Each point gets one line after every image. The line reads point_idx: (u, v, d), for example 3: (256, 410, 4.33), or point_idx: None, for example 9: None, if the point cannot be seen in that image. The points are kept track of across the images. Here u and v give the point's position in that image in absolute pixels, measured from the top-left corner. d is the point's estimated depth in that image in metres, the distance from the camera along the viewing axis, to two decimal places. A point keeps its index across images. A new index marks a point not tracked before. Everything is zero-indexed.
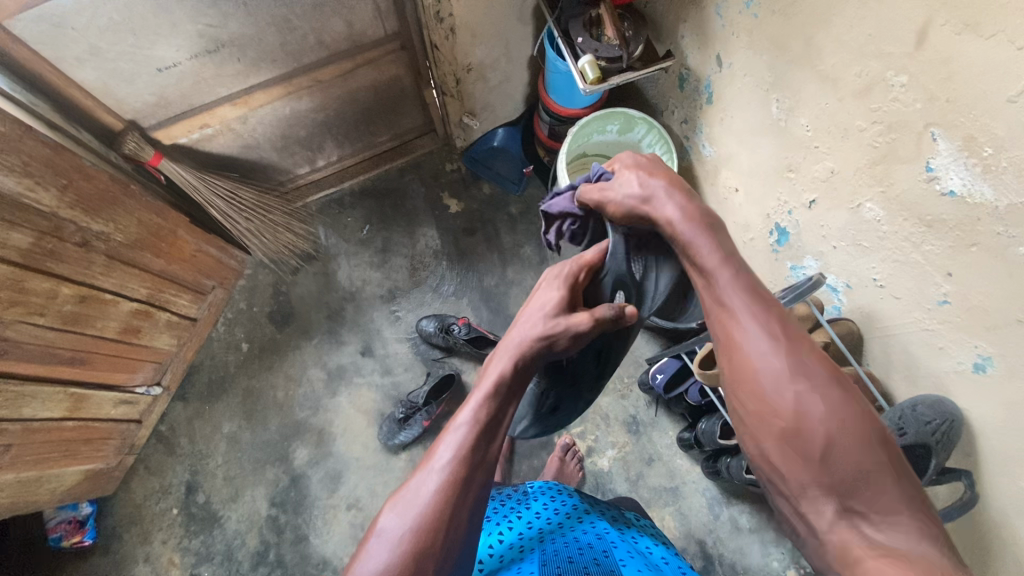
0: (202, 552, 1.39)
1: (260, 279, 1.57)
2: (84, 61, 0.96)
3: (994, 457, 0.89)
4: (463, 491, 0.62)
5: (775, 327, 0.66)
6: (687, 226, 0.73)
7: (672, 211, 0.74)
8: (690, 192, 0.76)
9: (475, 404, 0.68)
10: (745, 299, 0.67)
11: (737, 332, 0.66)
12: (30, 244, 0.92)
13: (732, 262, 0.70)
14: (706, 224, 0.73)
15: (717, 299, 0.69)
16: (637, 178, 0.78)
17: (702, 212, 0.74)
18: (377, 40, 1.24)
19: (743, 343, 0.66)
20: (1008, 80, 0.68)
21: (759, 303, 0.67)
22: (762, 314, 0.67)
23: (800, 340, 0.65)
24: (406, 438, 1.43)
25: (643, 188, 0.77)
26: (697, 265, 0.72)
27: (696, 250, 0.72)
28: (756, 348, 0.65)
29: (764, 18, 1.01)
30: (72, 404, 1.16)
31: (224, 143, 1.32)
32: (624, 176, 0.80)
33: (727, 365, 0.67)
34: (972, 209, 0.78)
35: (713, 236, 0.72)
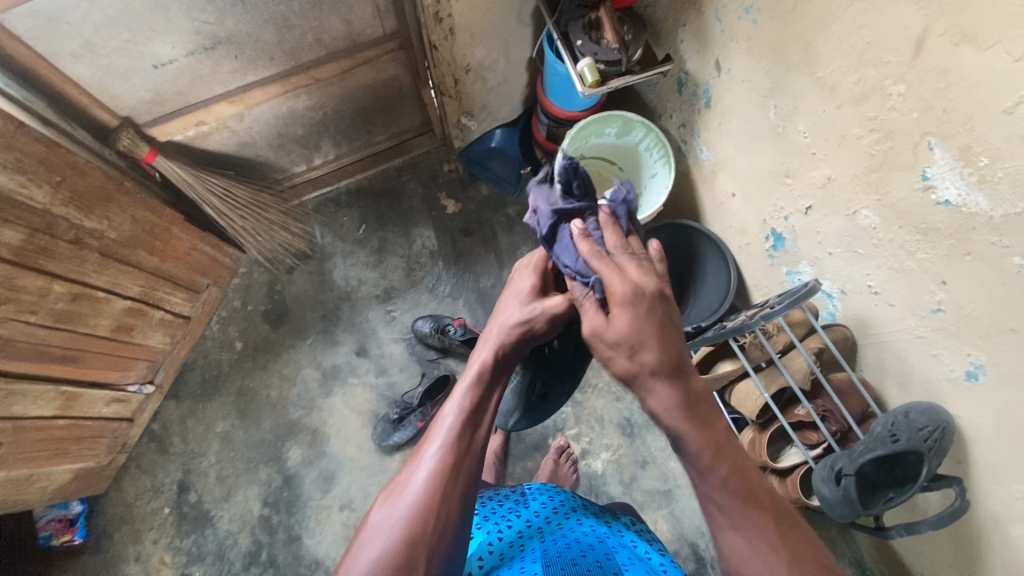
0: (194, 551, 1.38)
1: (255, 277, 1.56)
2: (79, 57, 0.95)
3: (984, 464, 0.90)
4: (452, 479, 0.62)
5: (771, 535, 0.58)
6: (675, 417, 0.63)
7: (658, 400, 0.64)
8: (682, 367, 0.65)
9: (460, 395, 0.68)
10: (737, 503, 0.59)
11: (732, 538, 0.58)
12: (22, 241, 0.91)
13: (723, 452, 0.61)
14: (690, 409, 0.63)
15: (709, 498, 0.61)
16: (625, 342, 0.65)
17: (687, 394, 0.64)
18: (375, 39, 1.24)
19: (742, 556, 0.58)
20: (1004, 91, 0.69)
21: (749, 502, 0.59)
22: (758, 521, 0.58)
23: (799, 544, 0.58)
24: (400, 439, 1.43)
25: (633, 359, 0.65)
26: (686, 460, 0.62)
27: (684, 443, 0.62)
28: (757, 566, 0.56)
29: (762, 24, 1.01)
30: (64, 402, 1.15)
31: (220, 141, 1.31)
32: (617, 327, 0.66)
33: (731, 572, 0.59)
34: (967, 219, 0.79)
35: (702, 427, 0.62)
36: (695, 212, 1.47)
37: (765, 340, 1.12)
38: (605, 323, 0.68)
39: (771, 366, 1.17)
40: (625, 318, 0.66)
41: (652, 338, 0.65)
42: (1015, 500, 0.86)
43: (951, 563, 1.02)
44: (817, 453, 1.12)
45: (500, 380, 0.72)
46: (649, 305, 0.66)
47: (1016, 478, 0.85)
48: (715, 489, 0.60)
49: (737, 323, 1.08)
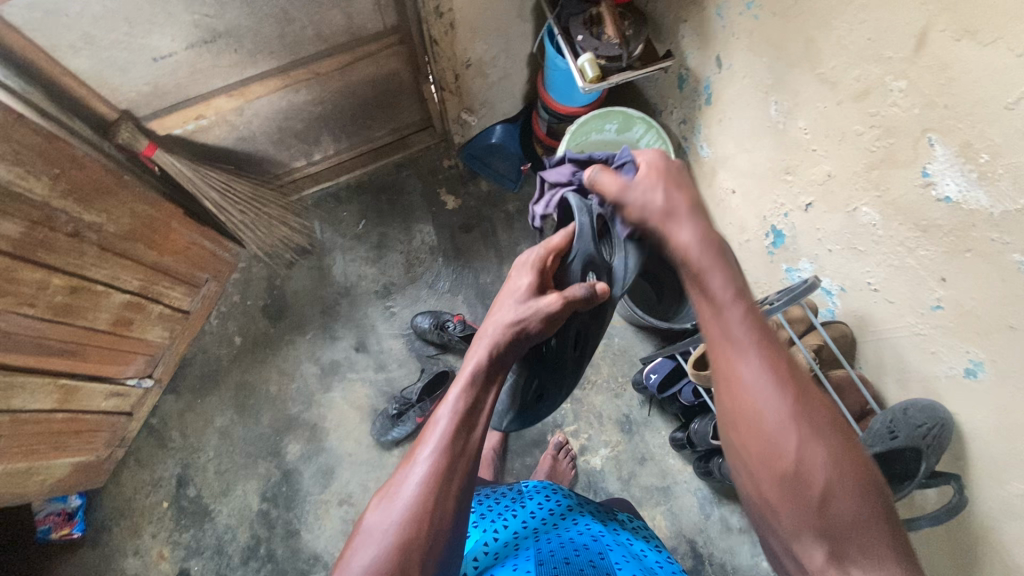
0: (193, 545, 1.38)
1: (254, 272, 1.56)
2: (79, 49, 0.95)
3: (982, 460, 0.90)
4: (446, 479, 0.62)
5: (781, 369, 0.64)
6: (701, 254, 0.70)
7: (686, 242, 0.71)
8: (712, 221, 0.73)
9: (454, 395, 0.69)
10: (753, 337, 0.65)
11: (743, 370, 0.64)
12: (21, 233, 0.91)
13: (742, 293, 0.67)
14: (719, 253, 0.70)
15: (724, 334, 0.66)
16: (658, 187, 0.75)
17: (715, 237, 0.71)
18: (376, 34, 1.23)
19: (749, 387, 0.63)
20: (1006, 87, 0.69)
21: (765, 339, 0.65)
22: (766, 350, 0.65)
23: (804, 383, 0.64)
24: (399, 434, 1.42)
25: (664, 203, 0.74)
26: (707, 299, 0.68)
27: (707, 286, 0.68)
28: (764, 397, 0.62)
29: (764, 20, 1.01)
30: (62, 396, 1.15)
31: (220, 135, 1.31)
32: (647, 177, 0.76)
33: (731, 403, 0.65)
34: (967, 215, 0.79)
35: (724, 268, 0.69)
36: None
37: None
38: (630, 181, 0.78)
39: None
40: (656, 170, 0.76)
41: (678, 184, 0.75)
42: (1013, 497, 0.86)
43: (948, 560, 1.03)
44: None
45: (495, 380, 0.73)
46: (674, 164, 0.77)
47: (1014, 475, 0.85)
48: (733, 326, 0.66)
49: None
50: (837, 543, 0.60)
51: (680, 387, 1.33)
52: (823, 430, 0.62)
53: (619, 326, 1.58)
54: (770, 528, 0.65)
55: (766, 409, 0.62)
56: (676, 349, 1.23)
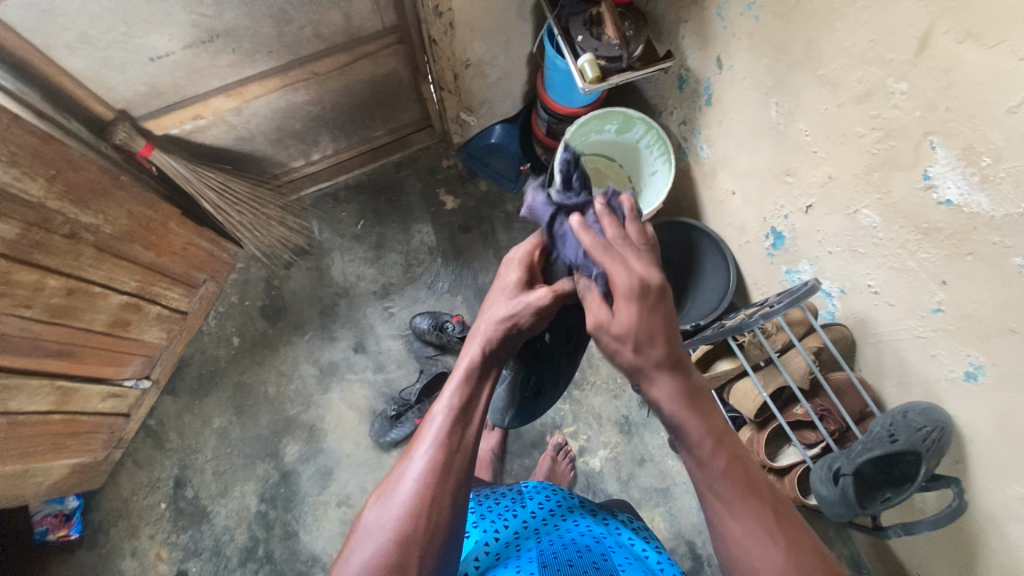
0: (191, 547, 1.38)
1: (253, 273, 1.55)
2: (75, 49, 0.94)
3: (982, 463, 0.90)
4: (443, 475, 0.62)
5: (769, 519, 0.59)
6: (677, 409, 0.61)
7: (661, 390, 0.62)
8: (685, 360, 0.64)
9: (450, 391, 0.68)
10: (736, 491, 0.59)
11: (734, 528, 0.59)
12: (17, 235, 0.91)
13: (722, 442, 0.61)
14: (691, 398, 0.62)
15: (707, 488, 0.60)
16: (629, 337, 0.62)
17: (688, 381, 0.63)
18: (375, 33, 1.23)
19: (742, 545, 0.58)
20: (1009, 91, 0.68)
21: (749, 488, 0.60)
22: (754, 506, 0.59)
23: (794, 530, 0.59)
24: (397, 436, 1.42)
25: (638, 353, 0.62)
26: (684, 445, 0.62)
27: (684, 431, 0.61)
28: (760, 556, 0.57)
29: (765, 21, 1.00)
30: (59, 397, 1.14)
31: (218, 135, 1.30)
32: (621, 319, 0.63)
33: (728, 562, 0.59)
34: (969, 219, 0.79)
35: (701, 416, 0.61)
36: (695, 210, 1.47)
37: (763, 339, 1.12)
38: (608, 315, 0.65)
39: (770, 366, 1.17)
40: (630, 312, 0.62)
41: (654, 327, 0.62)
42: (1013, 500, 0.86)
43: (948, 562, 1.03)
44: (815, 452, 1.11)
45: (490, 373, 0.72)
46: (652, 306, 0.63)
47: (1014, 478, 0.85)
48: (714, 478, 0.60)
49: (736, 321, 1.07)
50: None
51: None
52: None
53: None
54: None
55: None
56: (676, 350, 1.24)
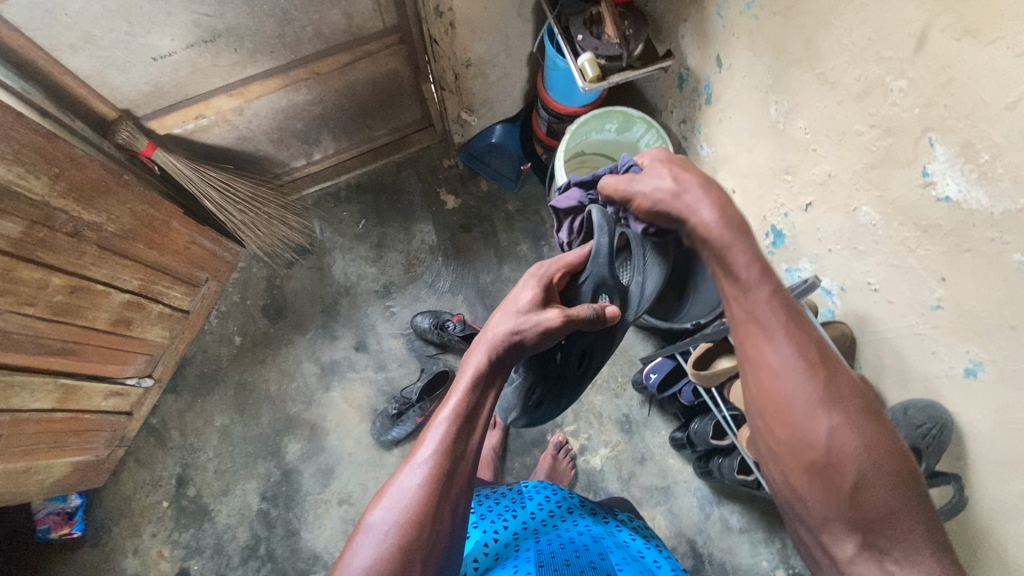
0: (192, 545, 1.38)
1: (254, 272, 1.56)
2: (78, 49, 0.95)
3: (982, 460, 0.90)
4: (446, 483, 0.63)
5: (813, 356, 0.61)
6: (723, 236, 0.64)
7: (708, 218, 0.65)
8: (727, 194, 0.67)
9: (455, 398, 0.68)
10: (783, 321, 0.62)
11: (772, 355, 0.61)
12: (20, 233, 0.91)
13: (768, 274, 0.63)
14: (739, 227, 0.65)
15: (748, 314, 0.63)
16: (665, 169, 0.70)
17: (737, 211, 0.66)
18: (376, 33, 1.23)
19: (778, 372, 0.61)
20: (1006, 88, 0.69)
21: (796, 322, 0.63)
22: (796, 331, 0.62)
23: (837, 368, 0.62)
24: (398, 434, 1.42)
25: (678, 187, 0.68)
26: (728, 275, 0.65)
27: (732, 259, 0.64)
28: (795, 381, 0.61)
29: (764, 19, 1.01)
30: (62, 395, 1.15)
31: (220, 134, 1.31)
32: (654, 165, 0.71)
33: (759, 385, 0.63)
34: (967, 215, 0.79)
35: (750, 248, 0.64)
36: None
37: None
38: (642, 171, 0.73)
39: None
40: (660, 158, 0.72)
41: (690, 171, 0.70)
42: (1013, 496, 0.86)
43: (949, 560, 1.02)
44: None
45: (494, 386, 0.72)
46: (681, 157, 0.72)
47: (1014, 475, 0.85)
48: (759, 307, 0.63)
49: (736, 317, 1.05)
50: (869, 526, 0.59)
51: (680, 387, 1.34)
52: (855, 413, 0.60)
53: None
54: (797, 511, 0.64)
55: (795, 394, 0.60)
56: (677, 348, 1.20)
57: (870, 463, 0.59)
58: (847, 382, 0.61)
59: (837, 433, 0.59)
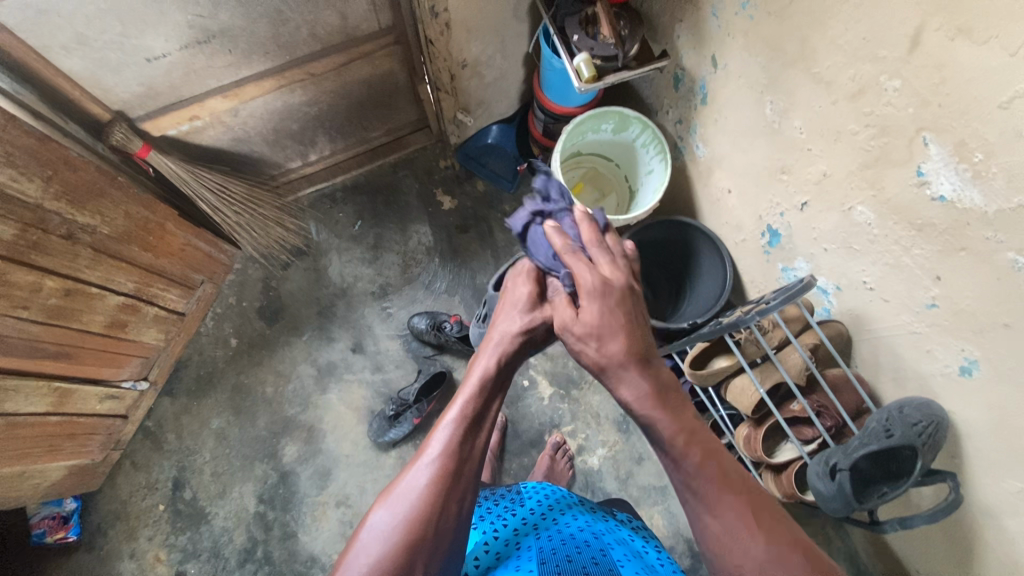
0: (189, 548, 1.37)
1: (250, 274, 1.56)
2: (71, 50, 0.94)
3: (977, 458, 0.90)
4: (453, 482, 0.63)
5: (749, 515, 0.60)
6: (646, 407, 0.67)
7: (627, 388, 0.68)
8: (649, 358, 0.69)
9: (464, 400, 0.69)
10: (714, 488, 0.62)
11: (713, 523, 0.61)
12: (13, 236, 0.90)
13: (693, 436, 0.65)
14: (659, 395, 0.68)
15: (684, 484, 0.64)
16: (594, 333, 0.70)
17: (655, 381, 0.68)
18: (371, 34, 1.23)
19: (722, 539, 0.60)
20: (1000, 88, 0.69)
21: (725, 479, 0.63)
22: (729, 498, 0.61)
23: (776, 524, 0.60)
24: (395, 436, 1.42)
25: (600, 349, 0.70)
26: (660, 444, 0.66)
27: (655, 429, 0.66)
28: (740, 546, 0.59)
29: (759, 20, 1.01)
30: (57, 399, 1.14)
31: (215, 135, 1.31)
32: (586, 318, 0.71)
33: (712, 557, 0.61)
34: (962, 214, 0.79)
35: (670, 413, 0.67)
36: (691, 209, 1.47)
37: (761, 336, 1.12)
38: (573, 315, 0.73)
39: (766, 363, 1.15)
40: (593, 310, 0.70)
41: (619, 323, 0.70)
42: (1008, 494, 0.87)
43: (946, 556, 1.03)
44: (812, 448, 1.11)
45: (501, 390, 0.73)
46: (623, 300, 0.71)
47: (1009, 472, 0.86)
48: (689, 473, 0.64)
49: (733, 318, 1.09)
50: None
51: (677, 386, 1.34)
52: None
53: None
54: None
55: (746, 568, 0.58)
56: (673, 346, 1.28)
57: None
58: (797, 550, 0.58)
59: None
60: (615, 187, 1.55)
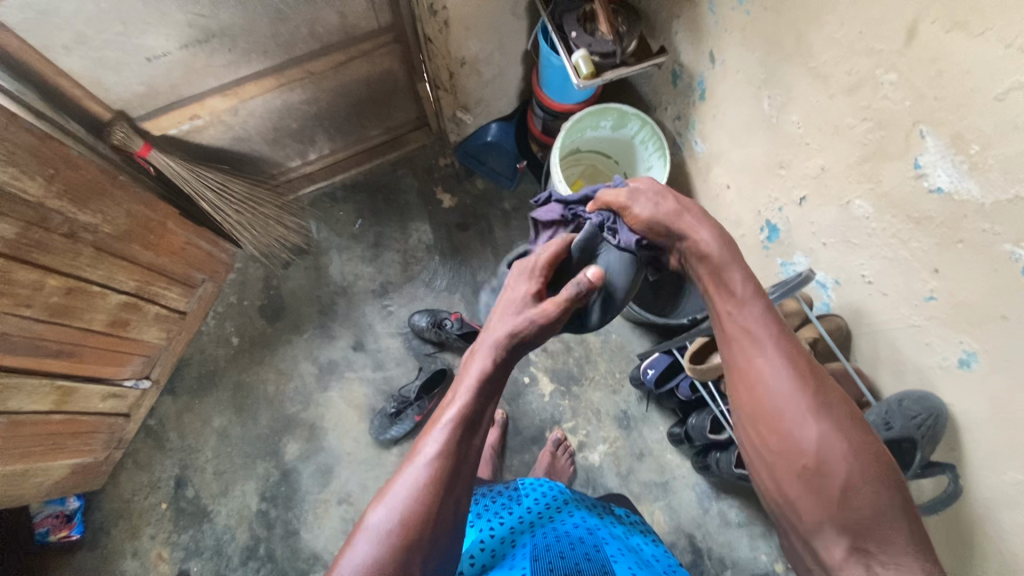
0: (191, 546, 1.38)
1: (251, 273, 1.56)
2: (72, 50, 0.95)
3: (976, 450, 0.90)
4: (445, 485, 0.64)
5: (802, 368, 0.72)
6: (721, 257, 0.81)
7: (705, 236, 0.82)
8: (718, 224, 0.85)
9: (458, 401, 0.70)
10: (769, 333, 0.75)
11: (761, 363, 0.73)
12: (16, 234, 0.91)
13: (758, 291, 0.78)
14: (734, 253, 0.81)
15: (742, 327, 0.76)
16: (658, 195, 0.88)
17: (728, 239, 0.83)
18: (370, 32, 1.24)
19: (765, 377, 0.73)
20: (995, 80, 0.69)
21: (782, 336, 0.75)
22: (782, 344, 0.74)
23: (827, 386, 0.71)
24: (397, 433, 1.42)
25: (657, 207, 0.87)
26: (728, 289, 0.79)
27: (727, 281, 0.79)
28: (783, 391, 0.71)
29: (756, 15, 1.01)
30: (60, 397, 1.15)
31: (215, 135, 1.31)
32: (647, 189, 0.89)
33: (746, 391, 0.74)
34: (959, 206, 0.80)
35: (744, 274, 0.80)
36: None
37: None
38: (631, 194, 0.90)
39: None
40: (650, 183, 0.90)
41: (676, 197, 0.88)
42: (1008, 485, 0.87)
43: (946, 549, 1.03)
44: None
45: (498, 389, 0.73)
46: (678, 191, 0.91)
47: (1008, 463, 0.86)
48: (749, 320, 0.76)
49: None
50: (859, 541, 0.65)
51: (677, 382, 1.35)
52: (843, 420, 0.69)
53: (616, 322, 1.58)
54: (791, 520, 0.72)
55: (781, 392, 0.71)
56: (674, 343, 1.27)
57: (859, 475, 0.66)
58: (842, 402, 0.70)
59: (826, 436, 0.68)
60: None
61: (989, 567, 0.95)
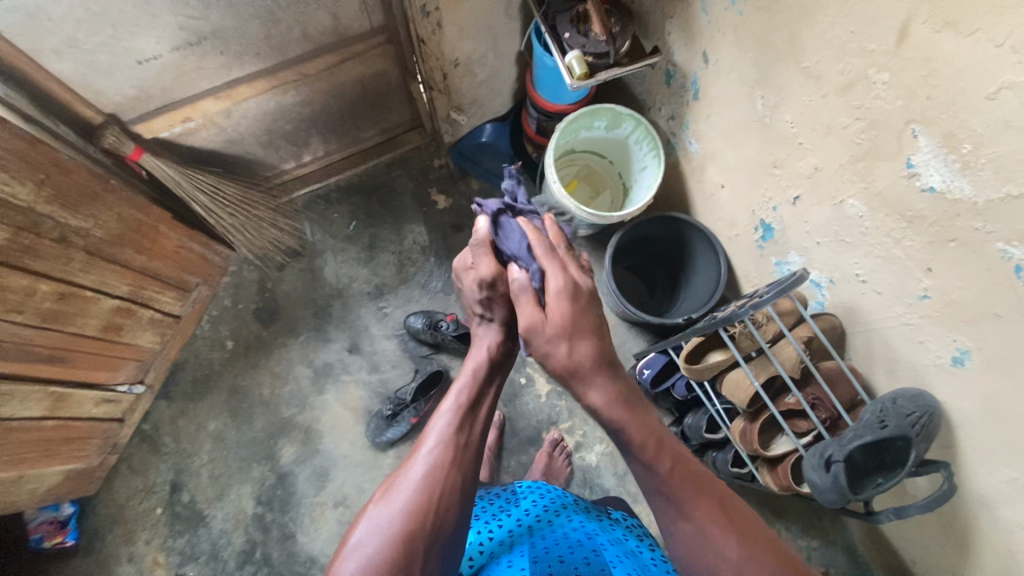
0: (188, 551, 1.37)
1: (246, 276, 1.56)
2: (62, 53, 0.94)
3: (970, 448, 0.91)
4: (451, 464, 0.70)
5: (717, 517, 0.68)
6: (619, 415, 0.73)
7: (598, 392, 0.73)
8: (616, 366, 0.76)
9: (457, 392, 0.77)
10: (681, 488, 0.71)
11: (685, 525, 0.69)
12: (6, 240, 0.90)
13: (660, 443, 0.73)
14: (627, 403, 0.74)
15: (657, 489, 0.72)
16: (564, 334, 0.73)
17: (626, 388, 0.75)
18: (363, 34, 1.23)
19: (698, 544, 0.67)
20: (986, 79, 0.70)
21: (694, 487, 0.71)
22: (698, 495, 0.70)
23: (743, 520, 0.69)
24: (394, 435, 1.42)
25: (568, 352, 0.73)
26: (631, 448, 0.73)
27: (628, 437, 0.74)
28: (714, 545, 0.67)
29: (749, 15, 1.01)
30: (53, 403, 1.14)
31: (208, 138, 1.31)
32: (554, 317, 0.74)
33: (684, 554, 0.69)
34: (951, 205, 0.80)
35: (643, 422, 0.74)
36: (685, 205, 1.48)
37: (755, 330, 1.13)
38: (541, 317, 0.74)
39: (761, 356, 1.16)
40: (561, 310, 0.74)
41: (587, 329, 0.75)
42: (1002, 482, 0.87)
43: (942, 546, 1.04)
44: (808, 440, 1.12)
45: (491, 385, 0.81)
46: (584, 310, 0.75)
47: (1002, 460, 0.86)
48: (663, 479, 0.72)
49: (726, 313, 1.09)
50: None
51: (673, 381, 1.35)
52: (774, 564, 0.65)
53: (612, 322, 1.58)
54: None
55: (715, 552, 0.66)
56: (669, 343, 1.27)
57: None
58: (766, 543, 0.67)
59: None
60: (611, 185, 1.55)
61: (984, 564, 0.95)
